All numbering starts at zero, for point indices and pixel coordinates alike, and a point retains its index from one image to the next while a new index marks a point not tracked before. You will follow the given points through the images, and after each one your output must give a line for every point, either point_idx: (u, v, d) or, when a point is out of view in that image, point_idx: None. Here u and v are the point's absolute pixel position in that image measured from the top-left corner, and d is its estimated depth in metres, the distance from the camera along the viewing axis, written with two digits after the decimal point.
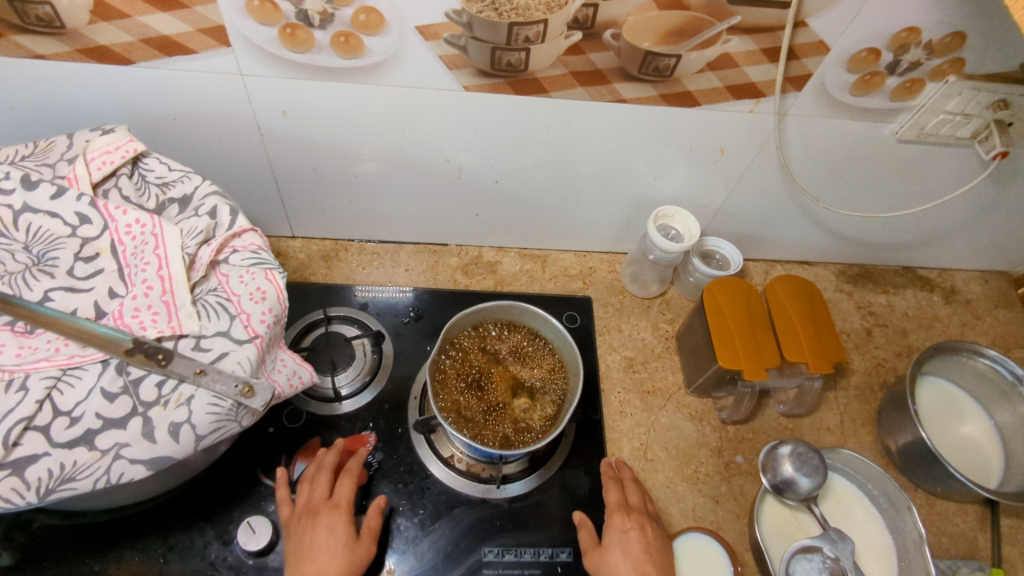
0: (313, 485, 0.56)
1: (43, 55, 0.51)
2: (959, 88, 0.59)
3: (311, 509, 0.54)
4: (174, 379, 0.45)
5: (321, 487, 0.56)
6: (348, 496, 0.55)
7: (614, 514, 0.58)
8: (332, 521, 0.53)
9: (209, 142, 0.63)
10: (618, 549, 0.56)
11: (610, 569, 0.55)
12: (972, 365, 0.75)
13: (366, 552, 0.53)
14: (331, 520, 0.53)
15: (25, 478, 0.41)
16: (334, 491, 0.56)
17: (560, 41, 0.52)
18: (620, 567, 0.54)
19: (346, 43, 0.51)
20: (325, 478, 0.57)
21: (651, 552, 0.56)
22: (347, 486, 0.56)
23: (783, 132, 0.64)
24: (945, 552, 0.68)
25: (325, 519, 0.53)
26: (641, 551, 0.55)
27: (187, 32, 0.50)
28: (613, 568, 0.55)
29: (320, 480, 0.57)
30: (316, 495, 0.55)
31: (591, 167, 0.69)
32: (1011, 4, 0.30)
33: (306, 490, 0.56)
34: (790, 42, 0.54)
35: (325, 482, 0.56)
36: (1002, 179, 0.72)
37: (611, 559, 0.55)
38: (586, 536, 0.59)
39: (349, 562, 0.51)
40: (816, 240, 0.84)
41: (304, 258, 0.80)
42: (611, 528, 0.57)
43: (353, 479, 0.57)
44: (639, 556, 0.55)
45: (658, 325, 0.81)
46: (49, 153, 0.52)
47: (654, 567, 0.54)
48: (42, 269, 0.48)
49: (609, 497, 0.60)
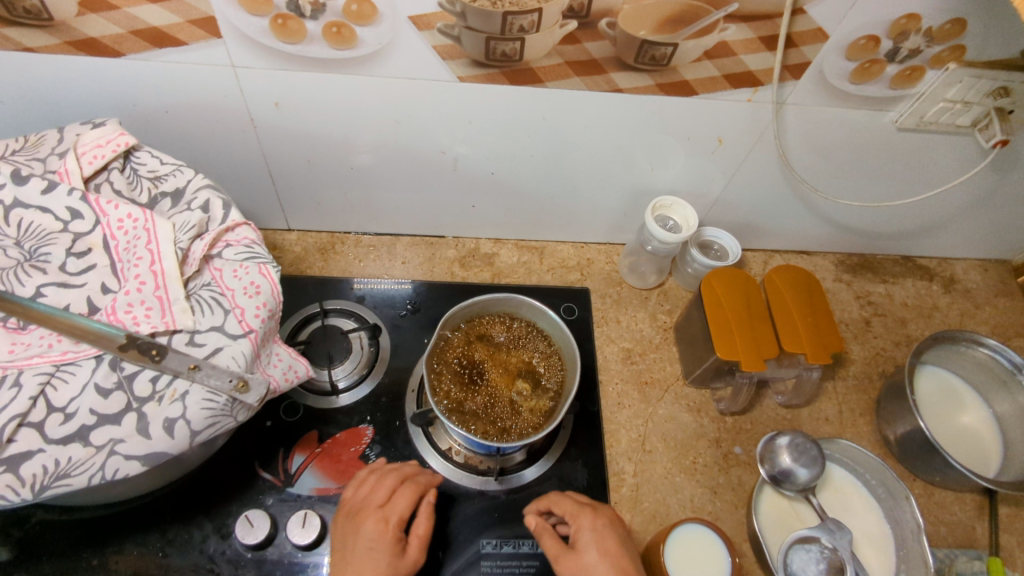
0: (372, 486, 0.56)
1: (32, 48, 0.51)
2: (959, 76, 0.58)
3: (362, 511, 0.54)
4: (168, 375, 0.45)
5: (379, 491, 0.55)
6: (399, 510, 0.54)
7: (580, 516, 0.56)
8: (376, 533, 0.52)
9: (202, 135, 0.63)
10: (594, 548, 0.53)
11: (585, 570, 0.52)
12: (971, 355, 0.74)
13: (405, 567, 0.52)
14: (374, 533, 0.52)
15: (20, 475, 0.41)
16: (390, 499, 0.55)
17: (555, 30, 0.51)
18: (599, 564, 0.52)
19: (339, 33, 0.51)
20: (386, 485, 0.56)
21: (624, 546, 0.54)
22: (402, 500, 0.54)
23: (781, 121, 0.63)
24: (942, 542, 0.68)
25: (369, 528, 0.52)
26: (616, 547, 0.54)
27: (178, 23, 0.49)
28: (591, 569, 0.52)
29: (382, 484, 0.56)
30: (371, 498, 0.55)
31: (587, 158, 0.69)
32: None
33: (367, 489, 0.56)
34: (788, 30, 0.53)
35: (384, 488, 0.56)
36: (1003, 167, 0.71)
37: (586, 559, 0.53)
38: (554, 543, 0.55)
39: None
40: (815, 229, 0.84)
41: (300, 251, 0.80)
42: (579, 529, 0.55)
43: (411, 492, 0.55)
44: (616, 552, 0.53)
45: (656, 316, 0.81)
46: (39, 147, 0.52)
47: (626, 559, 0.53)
48: (34, 265, 0.47)
49: (565, 503, 0.58)
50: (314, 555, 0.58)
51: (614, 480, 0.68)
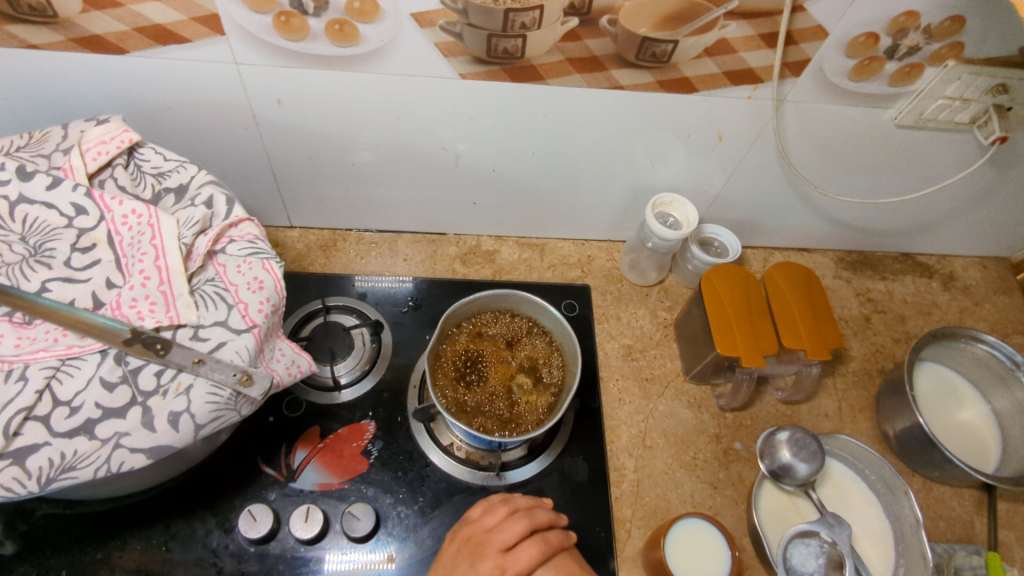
0: (497, 519, 0.56)
1: (36, 45, 0.51)
2: (958, 73, 0.59)
3: (481, 542, 0.54)
4: (173, 369, 0.45)
5: (505, 533, 0.55)
6: (520, 564, 0.53)
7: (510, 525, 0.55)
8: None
9: (204, 132, 0.63)
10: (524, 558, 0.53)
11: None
12: (970, 351, 0.75)
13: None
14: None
15: (26, 467, 0.41)
16: (516, 547, 0.54)
17: (556, 27, 0.52)
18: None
19: (341, 31, 0.51)
20: (516, 528, 0.55)
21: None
22: (527, 555, 0.53)
23: (781, 118, 0.63)
24: (941, 537, 0.69)
25: (483, 567, 0.52)
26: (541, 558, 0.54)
27: (181, 20, 0.50)
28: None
29: (512, 525, 0.55)
30: (498, 535, 0.55)
31: (588, 155, 0.69)
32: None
33: (493, 520, 0.56)
34: (788, 27, 0.53)
35: (514, 530, 0.55)
36: (1002, 164, 0.71)
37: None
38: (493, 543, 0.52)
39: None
40: (815, 226, 0.84)
41: (302, 248, 0.80)
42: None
43: (538, 554, 0.54)
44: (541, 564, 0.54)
45: (656, 313, 0.81)
46: (44, 144, 0.52)
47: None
48: (39, 260, 0.48)
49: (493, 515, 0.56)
50: (316, 550, 0.59)
51: (614, 475, 0.68)
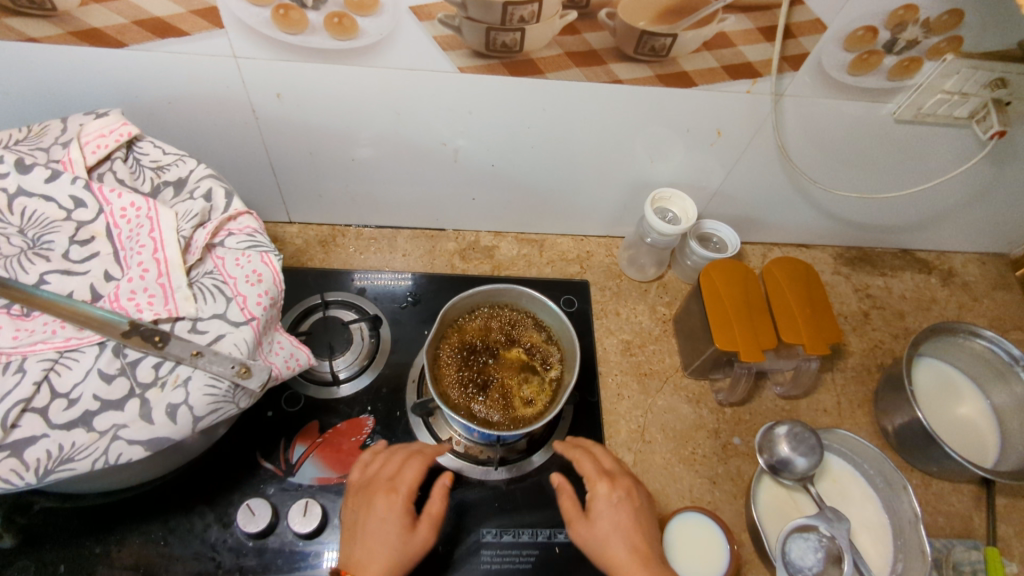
0: (394, 467, 0.58)
1: (35, 38, 0.51)
2: (957, 67, 0.59)
3: (371, 485, 0.56)
4: (171, 361, 0.45)
5: (389, 466, 0.58)
6: (408, 481, 0.56)
7: (394, 458, 0.58)
8: (387, 504, 0.54)
9: (203, 127, 0.63)
10: (410, 471, 0.57)
11: (598, 540, 0.55)
12: (969, 346, 0.75)
13: (417, 543, 0.53)
14: (388, 504, 0.54)
15: (24, 459, 0.41)
16: (399, 472, 0.57)
17: (555, 21, 0.51)
18: (612, 540, 0.54)
19: (340, 24, 0.51)
20: (397, 458, 0.58)
21: (639, 521, 0.56)
22: (412, 470, 0.57)
23: (780, 113, 0.64)
24: (940, 531, 0.69)
25: (381, 501, 0.54)
26: (630, 524, 0.55)
27: (179, 14, 0.50)
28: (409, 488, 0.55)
29: (392, 459, 0.59)
30: (382, 472, 0.57)
31: (588, 151, 0.69)
32: None
33: (375, 465, 0.58)
34: (786, 21, 0.53)
35: (395, 461, 0.58)
36: (1000, 159, 0.72)
37: (599, 530, 0.55)
38: (405, 480, 0.56)
39: (397, 552, 0.52)
40: (814, 222, 0.84)
41: (301, 243, 0.80)
42: (596, 498, 0.57)
43: (420, 462, 0.58)
44: (627, 528, 0.55)
45: (656, 308, 0.81)
46: (42, 137, 0.52)
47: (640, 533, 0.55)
48: (38, 252, 0.48)
49: (386, 466, 0.58)
50: (315, 544, 0.59)
51: None
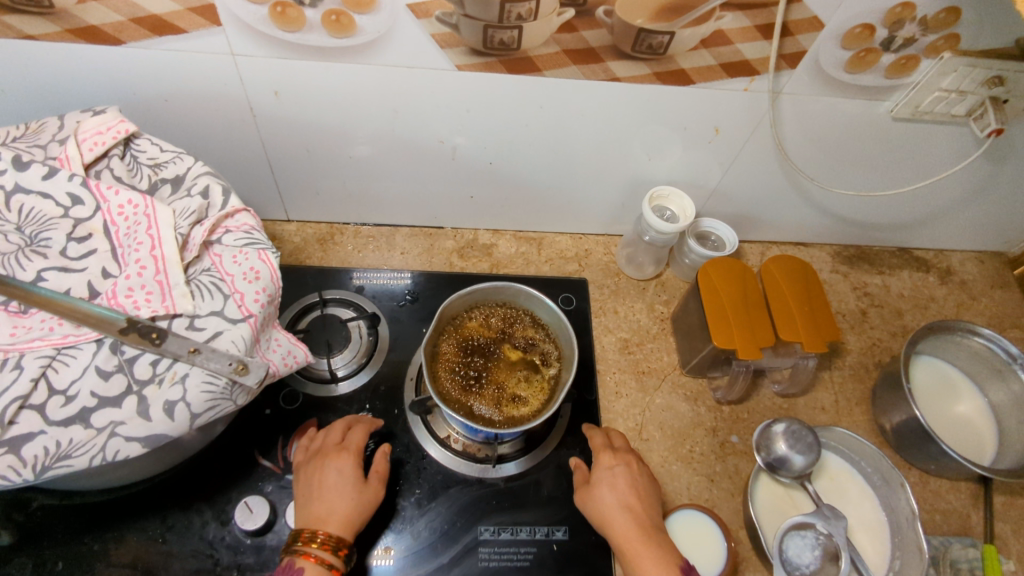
0: (341, 431, 0.60)
1: (32, 36, 0.51)
2: (954, 65, 0.59)
3: (321, 452, 0.58)
4: (168, 358, 0.45)
5: (333, 434, 0.60)
6: (357, 442, 0.59)
7: (334, 428, 0.60)
8: (342, 463, 0.56)
9: (201, 124, 0.63)
10: (356, 436, 0.59)
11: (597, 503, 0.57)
12: (966, 344, 0.75)
13: (370, 498, 0.56)
14: (341, 462, 0.56)
15: (22, 456, 0.41)
16: (345, 438, 0.59)
17: (552, 18, 0.52)
18: (606, 498, 0.56)
19: (338, 21, 0.51)
20: (337, 428, 0.61)
21: (636, 487, 0.58)
22: (358, 435, 0.60)
23: (778, 111, 0.64)
24: (937, 529, 0.69)
25: (335, 461, 0.56)
26: (625, 485, 0.57)
27: (177, 11, 0.50)
28: (356, 449, 0.58)
29: (333, 429, 0.61)
30: (327, 440, 0.59)
31: (586, 149, 0.69)
32: None
33: (320, 437, 0.60)
34: (784, 18, 0.53)
35: (337, 430, 0.60)
36: (998, 157, 0.72)
37: (597, 492, 0.57)
38: (354, 443, 0.58)
39: (354, 505, 0.54)
40: (812, 220, 0.84)
41: (299, 242, 0.80)
42: (598, 466, 0.59)
43: (363, 429, 0.61)
44: (623, 489, 0.57)
45: (654, 307, 0.81)
46: (40, 135, 0.52)
47: (638, 497, 0.57)
48: (35, 250, 0.48)
49: (327, 436, 0.59)
50: None
51: None
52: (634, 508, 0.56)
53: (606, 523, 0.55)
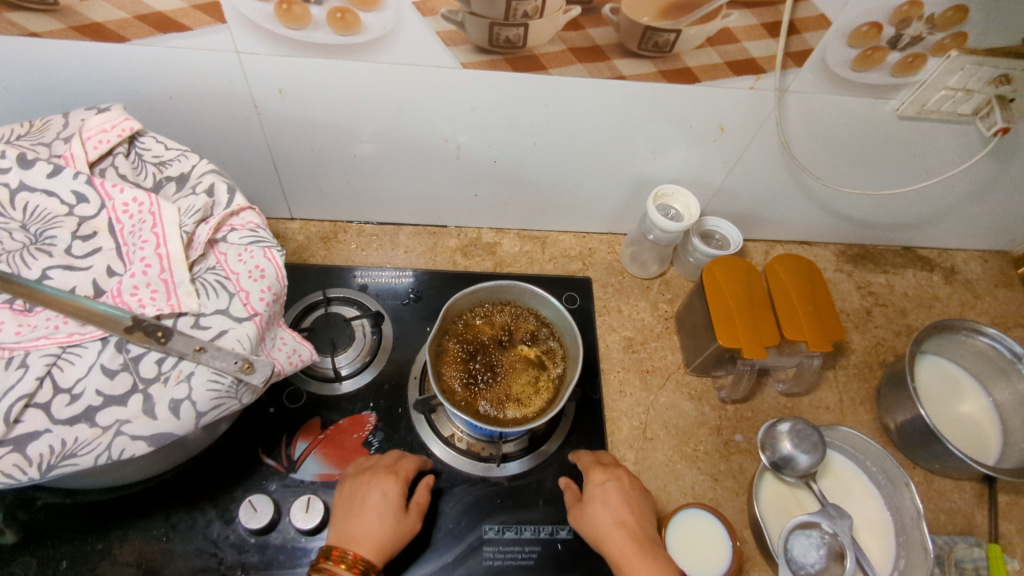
0: (394, 459, 0.60)
1: (36, 33, 0.51)
2: (961, 63, 0.58)
3: (370, 470, 0.58)
4: (174, 357, 0.45)
5: (387, 458, 0.60)
6: (407, 469, 0.59)
7: (389, 454, 0.61)
8: (388, 485, 0.56)
9: (205, 122, 0.63)
10: (408, 463, 0.59)
11: (591, 520, 0.56)
12: (971, 344, 0.75)
13: (407, 528, 0.55)
14: (386, 484, 0.56)
15: (27, 454, 0.41)
16: (397, 463, 0.60)
17: (558, 16, 0.51)
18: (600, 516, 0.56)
19: (343, 19, 0.51)
20: (392, 454, 0.61)
21: (628, 501, 0.57)
22: (409, 463, 0.60)
23: (783, 109, 0.63)
24: (942, 529, 0.69)
25: (381, 481, 0.56)
26: (618, 500, 0.57)
27: (182, 8, 0.50)
28: (405, 475, 0.58)
29: (388, 454, 0.61)
30: (379, 462, 0.60)
31: (590, 147, 0.69)
32: None
33: (373, 459, 0.61)
34: (791, 16, 0.53)
35: (390, 455, 0.61)
36: (1003, 156, 0.71)
37: (591, 509, 0.57)
38: (404, 468, 0.59)
39: (390, 530, 0.53)
40: (816, 219, 0.84)
41: (302, 240, 0.80)
42: (589, 483, 0.59)
43: (416, 459, 0.61)
44: (616, 505, 0.56)
45: (658, 306, 0.81)
46: (45, 133, 0.52)
47: (631, 511, 0.56)
48: (40, 248, 0.48)
49: (381, 459, 0.60)
50: (317, 541, 0.59)
51: None
52: (628, 523, 0.55)
53: (602, 541, 0.54)
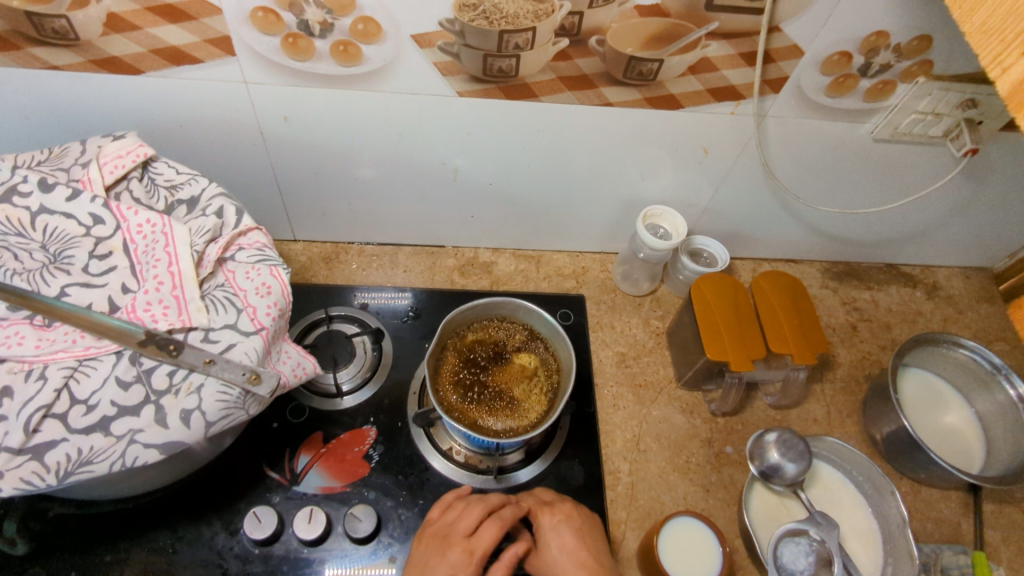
0: (473, 523, 0.57)
1: (57, 66, 0.54)
2: (929, 89, 0.62)
3: (448, 537, 0.56)
4: (184, 369, 0.47)
5: (467, 520, 0.57)
6: (485, 544, 0.55)
7: (472, 512, 0.57)
8: (459, 562, 0.54)
9: (214, 148, 0.66)
10: (486, 532, 0.56)
11: (551, 566, 0.57)
12: (952, 356, 0.77)
13: None
14: (458, 561, 0.54)
15: (45, 462, 0.43)
16: (476, 531, 0.56)
17: (548, 47, 0.55)
18: (561, 561, 0.56)
19: (346, 51, 0.54)
20: (475, 514, 0.57)
21: (583, 541, 0.58)
22: (487, 534, 0.56)
23: (763, 133, 0.67)
24: (929, 537, 0.70)
25: (454, 557, 0.54)
26: (575, 542, 0.58)
27: (195, 42, 0.53)
28: (478, 550, 0.55)
29: (470, 512, 0.58)
30: (458, 527, 0.56)
31: (582, 170, 0.72)
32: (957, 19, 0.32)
33: (455, 514, 0.58)
34: (766, 47, 0.57)
35: (473, 516, 0.57)
36: (976, 176, 0.75)
37: (549, 556, 0.57)
38: (481, 539, 0.55)
39: None
40: (801, 238, 0.87)
41: (305, 260, 0.83)
42: (542, 528, 0.59)
43: (497, 527, 0.56)
44: (574, 547, 0.57)
45: (649, 322, 0.84)
46: (63, 159, 0.55)
47: (589, 551, 0.58)
48: (59, 267, 0.50)
49: (461, 518, 0.57)
50: (319, 551, 0.60)
51: (609, 478, 0.70)
52: (589, 563, 0.56)
53: None
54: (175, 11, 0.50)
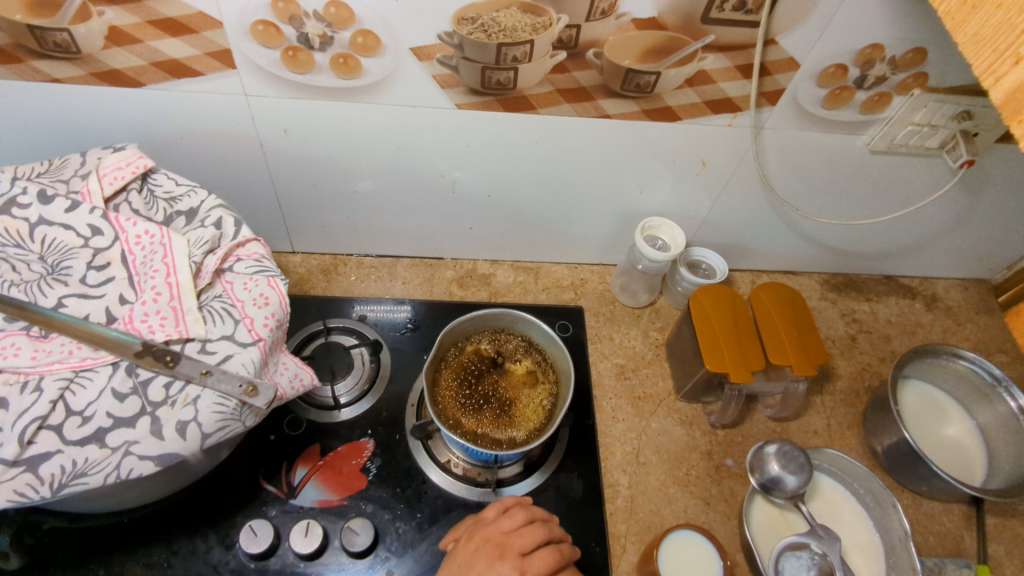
0: (517, 523, 0.55)
1: (59, 79, 0.55)
2: (924, 101, 0.62)
3: (502, 548, 0.53)
4: (181, 380, 0.47)
5: (525, 539, 0.54)
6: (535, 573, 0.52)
7: (532, 532, 0.54)
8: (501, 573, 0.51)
9: (213, 161, 0.67)
10: (539, 558, 0.53)
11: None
12: (953, 368, 0.77)
13: None
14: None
15: (39, 474, 0.43)
16: (532, 554, 0.53)
17: (546, 60, 0.55)
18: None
19: (345, 64, 0.55)
20: (535, 537, 0.54)
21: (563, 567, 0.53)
22: (542, 562, 0.52)
23: (761, 145, 0.67)
24: (932, 551, 0.69)
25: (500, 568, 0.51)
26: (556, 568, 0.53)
27: (195, 55, 0.53)
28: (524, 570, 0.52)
29: (529, 532, 0.54)
30: (516, 542, 0.53)
31: (580, 182, 0.72)
32: (952, 30, 0.32)
33: (514, 526, 0.55)
34: (762, 59, 0.57)
35: (533, 537, 0.54)
36: (972, 187, 0.75)
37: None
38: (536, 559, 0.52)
39: None
40: (799, 249, 0.87)
41: (304, 272, 0.83)
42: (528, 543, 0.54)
43: (552, 563, 0.53)
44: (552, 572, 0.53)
45: (648, 333, 0.84)
46: (63, 170, 0.55)
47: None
48: (57, 278, 0.50)
49: (518, 531, 0.54)
50: (316, 565, 0.60)
51: (608, 491, 0.70)
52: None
53: None
54: (176, 25, 0.51)
